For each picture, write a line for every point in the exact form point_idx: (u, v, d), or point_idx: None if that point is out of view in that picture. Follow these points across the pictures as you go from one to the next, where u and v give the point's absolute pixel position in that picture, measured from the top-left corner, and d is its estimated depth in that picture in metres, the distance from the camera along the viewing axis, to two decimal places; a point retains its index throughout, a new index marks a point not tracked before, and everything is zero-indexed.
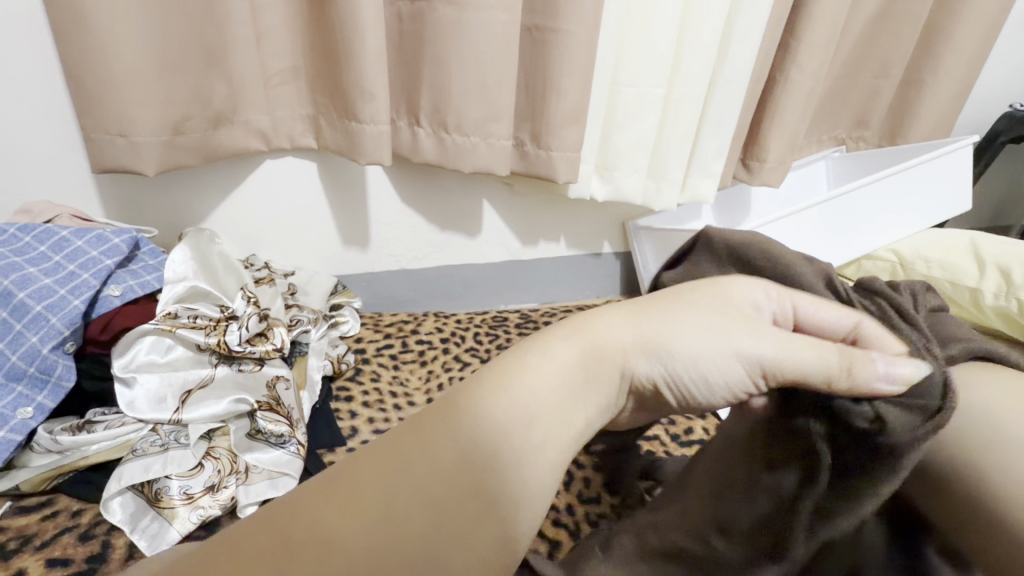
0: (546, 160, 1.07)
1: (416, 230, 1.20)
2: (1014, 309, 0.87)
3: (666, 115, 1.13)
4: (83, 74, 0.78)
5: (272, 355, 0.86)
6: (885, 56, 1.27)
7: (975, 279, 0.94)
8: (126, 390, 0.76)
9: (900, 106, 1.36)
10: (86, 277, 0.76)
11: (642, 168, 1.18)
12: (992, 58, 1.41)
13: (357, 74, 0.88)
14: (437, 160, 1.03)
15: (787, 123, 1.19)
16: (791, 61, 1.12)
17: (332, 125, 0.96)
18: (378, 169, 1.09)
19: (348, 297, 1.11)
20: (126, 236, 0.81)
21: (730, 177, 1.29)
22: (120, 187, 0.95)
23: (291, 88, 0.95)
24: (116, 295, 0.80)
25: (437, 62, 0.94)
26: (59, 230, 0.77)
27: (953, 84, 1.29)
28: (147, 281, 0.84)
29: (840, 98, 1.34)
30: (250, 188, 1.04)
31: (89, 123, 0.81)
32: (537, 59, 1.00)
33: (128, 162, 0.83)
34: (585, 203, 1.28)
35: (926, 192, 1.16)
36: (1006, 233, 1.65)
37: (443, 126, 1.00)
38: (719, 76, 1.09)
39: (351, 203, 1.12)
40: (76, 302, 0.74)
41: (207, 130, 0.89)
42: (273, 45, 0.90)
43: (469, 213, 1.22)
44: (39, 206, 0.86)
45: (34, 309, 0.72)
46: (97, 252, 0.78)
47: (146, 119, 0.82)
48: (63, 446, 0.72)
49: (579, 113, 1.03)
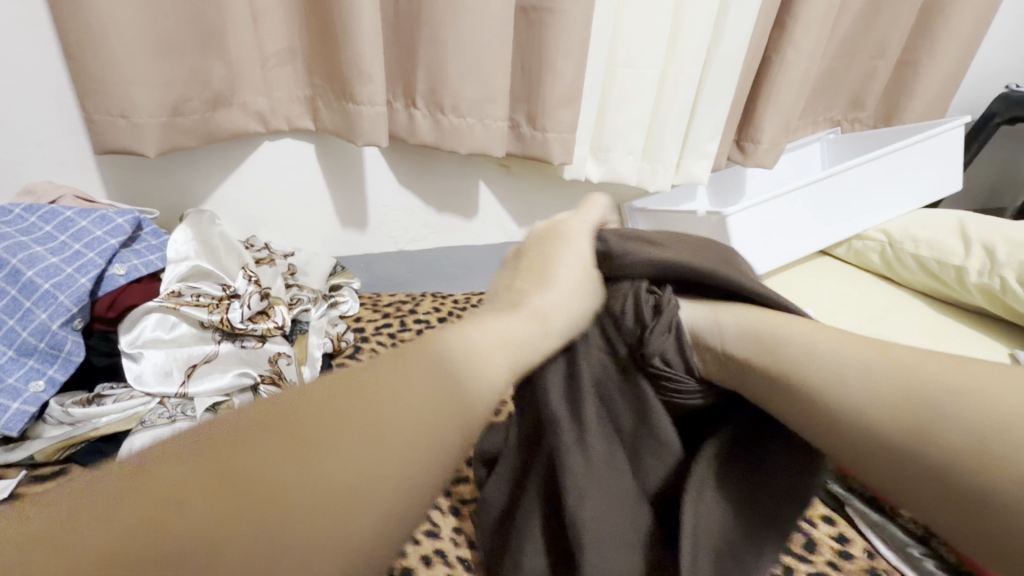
0: (541, 141, 1.08)
1: (414, 212, 1.22)
2: (997, 287, 0.90)
3: (661, 97, 1.13)
4: (84, 56, 0.79)
5: (274, 333, 0.89)
6: (882, 36, 1.27)
7: (960, 258, 0.96)
8: (133, 364, 0.79)
9: (895, 87, 1.36)
10: (91, 255, 0.78)
11: (637, 150, 1.19)
12: (989, 38, 1.41)
13: (354, 55, 0.88)
14: (434, 141, 1.05)
15: (781, 104, 1.19)
16: (786, 42, 1.13)
17: (329, 106, 0.98)
18: (374, 151, 1.11)
19: (347, 278, 1.14)
20: (129, 217, 0.83)
21: (724, 159, 1.31)
22: (122, 168, 0.97)
23: (288, 69, 0.96)
24: (121, 274, 0.82)
25: (433, 43, 0.95)
26: (63, 211, 0.80)
27: (948, 65, 1.30)
28: (151, 260, 0.86)
29: (835, 79, 1.34)
30: (249, 170, 1.05)
31: (90, 104, 0.82)
32: (532, 40, 1.00)
33: (130, 144, 0.85)
34: (581, 184, 1.30)
35: (917, 172, 1.18)
36: (999, 215, 1.67)
37: (440, 108, 1.01)
38: (713, 57, 1.10)
39: (349, 185, 1.14)
40: (82, 280, 0.76)
41: (207, 112, 0.90)
42: (270, 25, 0.91)
43: (466, 194, 1.24)
44: (43, 186, 0.88)
45: (42, 287, 0.74)
46: (102, 232, 0.80)
47: (148, 101, 0.83)
48: (75, 418, 0.75)
49: (574, 95, 1.04)
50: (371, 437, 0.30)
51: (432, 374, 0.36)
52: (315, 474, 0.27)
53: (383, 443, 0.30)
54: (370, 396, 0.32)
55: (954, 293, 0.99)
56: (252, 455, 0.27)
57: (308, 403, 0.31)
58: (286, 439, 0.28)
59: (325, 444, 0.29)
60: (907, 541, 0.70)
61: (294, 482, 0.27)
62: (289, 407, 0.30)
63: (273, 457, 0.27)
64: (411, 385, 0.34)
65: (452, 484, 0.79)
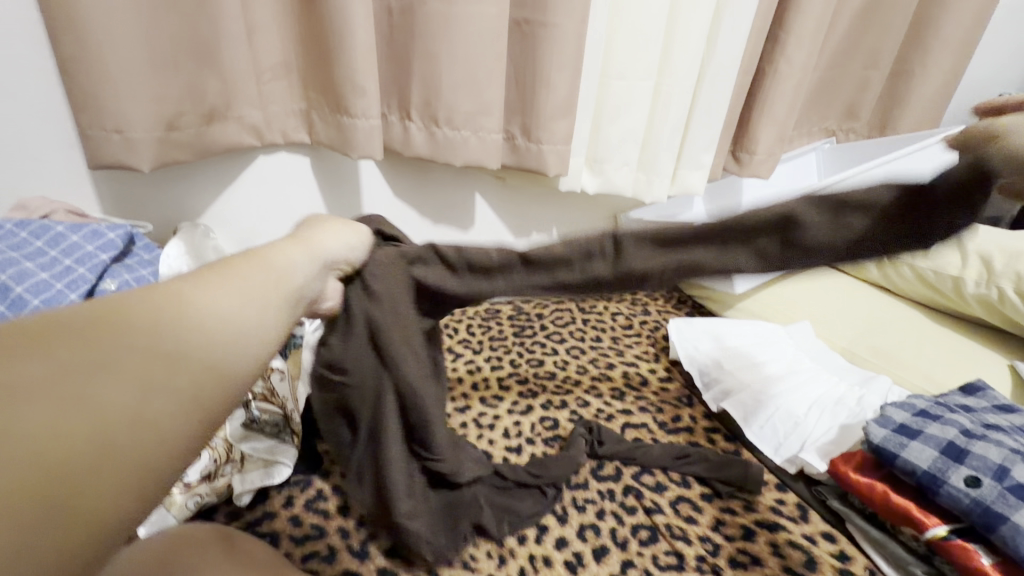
0: (536, 153, 1.08)
1: (409, 224, 1.22)
2: (995, 297, 0.91)
3: (656, 108, 1.14)
4: (77, 72, 0.79)
5: None
6: (875, 47, 1.28)
7: (957, 268, 0.94)
8: None
9: (889, 97, 1.36)
10: (82, 271, 0.77)
11: (632, 161, 1.19)
12: (981, 48, 1.41)
13: (348, 69, 0.89)
14: (429, 153, 1.05)
15: (776, 115, 1.20)
16: (779, 54, 1.13)
17: (324, 119, 0.98)
18: (369, 163, 1.10)
19: None
20: (121, 232, 0.83)
21: (720, 169, 1.31)
22: (116, 183, 0.96)
23: (283, 83, 0.96)
24: (112, 288, 0.80)
25: (427, 56, 0.95)
26: (55, 226, 0.79)
27: (942, 75, 1.30)
28: (142, 275, 0.84)
29: (829, 90, 1.34)
30: (244, 183, 1.05)
31: (83, 120, 0.82)
32: (526, 53, 1.01)
33: (124, 159, 0.85)
34: (577, 195, 1.29)
35: None
36: (996, 223, 1.67)
37: (434, 121, 1.01)
38: (707, 69, 1.11)
39: (344, 197, 1.13)
40: (71, 296, 0.75)
41: (201, 126, 0.90)
42: (264, 40, 0.91)
43: (461, 206, 1.23)
44: (35, 202, 0.87)
45: (30, 303, 0.72)
46: (93, 247, 0.80)
47: (142, 116, 0.83)
48: None
49: (568, 107, 1.04)
50: (142, 385, 0.31)
51: (198, 316, 0.36)
52: (86, 423, 0.29)
53: (147, 393, 0.31)
54: (132, 338, 0.32)
55: (951, 302, 0.99)
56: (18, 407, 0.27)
57: (68, 345, 0.30)
58: (53, 395, 0.28)
59: (89, 399, 0.29)
60: (908, 559, 0.69)
61: (65, 441, 0.27)
62: (60, 363, 0.29)
63: (23, 418, 0.26)
64: (176, 325, 0.35)
65: None
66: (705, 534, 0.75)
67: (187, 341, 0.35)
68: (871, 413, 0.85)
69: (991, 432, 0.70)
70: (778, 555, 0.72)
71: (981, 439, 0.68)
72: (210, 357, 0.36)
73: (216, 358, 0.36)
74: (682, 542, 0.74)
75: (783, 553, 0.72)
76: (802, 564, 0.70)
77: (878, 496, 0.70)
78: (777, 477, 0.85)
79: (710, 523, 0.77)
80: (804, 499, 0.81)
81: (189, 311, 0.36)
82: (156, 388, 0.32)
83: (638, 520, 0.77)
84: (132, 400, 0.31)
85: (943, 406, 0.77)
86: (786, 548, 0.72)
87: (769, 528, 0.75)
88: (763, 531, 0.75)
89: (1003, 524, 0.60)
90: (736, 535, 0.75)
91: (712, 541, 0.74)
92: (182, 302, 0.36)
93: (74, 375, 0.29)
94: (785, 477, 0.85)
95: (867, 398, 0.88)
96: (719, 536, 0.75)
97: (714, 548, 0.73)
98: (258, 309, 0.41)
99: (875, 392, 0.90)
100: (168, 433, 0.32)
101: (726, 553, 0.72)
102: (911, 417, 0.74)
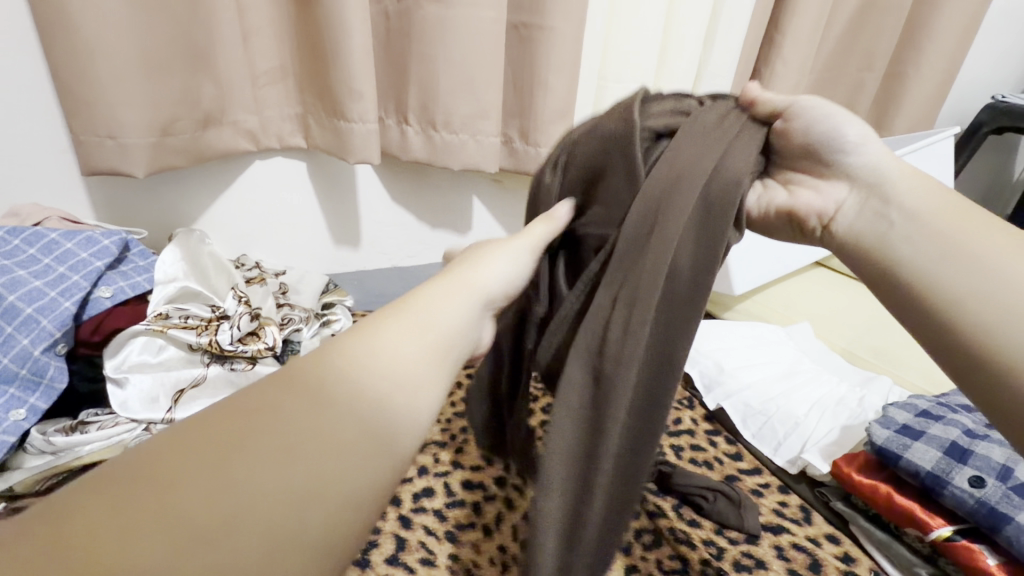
0: (534, 156, 1.08)
1: (407, 228, 1.21)
2: None
3: None
4: (70, 77, 0.78)
5: (264, 354, 0.86)
6: (869, 48, 1.28)
7: None
8: (118, 390, 0.77)
9: (884, 98, 1.37)
10: (76, 279, 0.76)
11: None
12: (973, 49, 1.43)
13: (345, 73, 0.88)
14: (426, 157, 1.04)
15: None
16: (776, 56, 1.14)
17: (320, 123, 0.97)
18: (367, 167, 1.10)
19: (341, 296, 1.09)
20: (115, 238, 0.82)
21: None
22: (110, 189, 0.95)
23: (279, 87, 0.95)
24: (106, 296, 0.80)
25: (424, 60, 0.95)
26: (47, 233, 0.78)
27: (936, 76, 1.31)
28: (138, 282, 0.84)
29: (825, 91, 1.35)
30: (240, 188, 1.04)
31: (77, 126, 0.81)
32: (523, 56, 1.01)
33: (117, 165, 0.84)
34: None
35: None
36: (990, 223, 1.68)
37: (432, 124, 1.00)
38: (704, 72, 1.11)
39: (341, 201, 1.13)
40: (66, 304, 0.74)
41: (197, 131, 0.89)
42: (260, 44, 0.90)
43: (458, 209, 1.22)
44: (27, 208, 0.86)
45: (25, 311, 0.72)
46: (88, 254, 0.78)
47: (136, 121, 0.83)
48: (57, 447, 0.72)
49: (566, 110, 1.04)
50: (312, 452, 0.29)
51: (353, 372, 0.34)
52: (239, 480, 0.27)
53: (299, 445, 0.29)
54: (298, 404, 0.31)
55: None
56: (176, 474, 0.26)
57: (225, 412, 0.30)
58: (192, 456, 0.27)
59: (243, 462, 0.27)
60: (914, 562, 0.68)
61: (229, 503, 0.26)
62: (204, 425, 0.29)
63: (223, 496, 0.26)
64: (342, 384, 0.33)
65: (445, 507, 0.78)
66: (709, 538, 0.73)
67: (341, 404, 0.32)
68: (871, 414, 0.86)
69: (993, 432, 0.71)
70: (782, 557, 0.70)
71: (983, 439, 0.68)
72: (375, 408, 0.33)
73: (387, 424, 0.33)
74: (686, 546, 0.71)
75: (787, 555, 0.71)
76: (807, 567, 0.69)
77: (880, 497, 0.70)
78: (778, 479, 0.83)
79: (714, 526, 0.74)
80: (806, 500, 0.79)
81: (332, 365, 0.34)
82: (300, 448, 0.29)
83: (641, 524, 0.74)
84: (285, 449, 0.29)
85: (944, 406, 0.77)
86: (791, 551, 0.71)
87: (772, 531, 0.74)
88: (768, 535, 0.74)
89: (1009, 523, 0.60)
90: (740, 538, 0.73)
91: (716, 545, 0.72)
92: (335, 357, 0.34)
93: (224, 435, 0.28)
94: (786, 478, 0.83)
95: (869, 399, 0.89)
96: (723, 539, 0.72)
97: (718, 551, 0.71)
98: (433, 362, 0.38)
99: (876, 393, 0.90)
100: (341, 499, 0.29)
101: (731, 557, 0.70)
102: (913, 417, 0.74)
